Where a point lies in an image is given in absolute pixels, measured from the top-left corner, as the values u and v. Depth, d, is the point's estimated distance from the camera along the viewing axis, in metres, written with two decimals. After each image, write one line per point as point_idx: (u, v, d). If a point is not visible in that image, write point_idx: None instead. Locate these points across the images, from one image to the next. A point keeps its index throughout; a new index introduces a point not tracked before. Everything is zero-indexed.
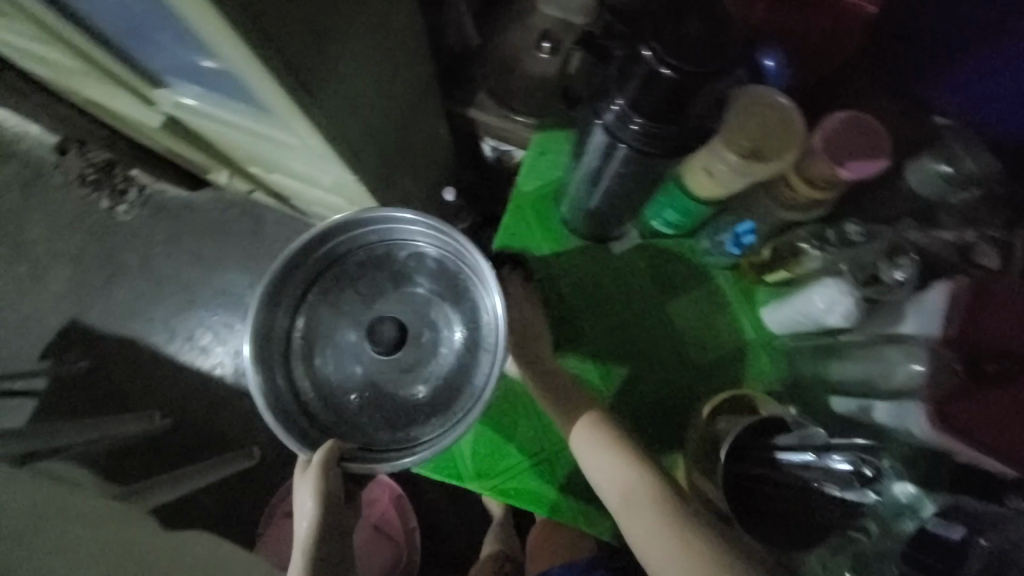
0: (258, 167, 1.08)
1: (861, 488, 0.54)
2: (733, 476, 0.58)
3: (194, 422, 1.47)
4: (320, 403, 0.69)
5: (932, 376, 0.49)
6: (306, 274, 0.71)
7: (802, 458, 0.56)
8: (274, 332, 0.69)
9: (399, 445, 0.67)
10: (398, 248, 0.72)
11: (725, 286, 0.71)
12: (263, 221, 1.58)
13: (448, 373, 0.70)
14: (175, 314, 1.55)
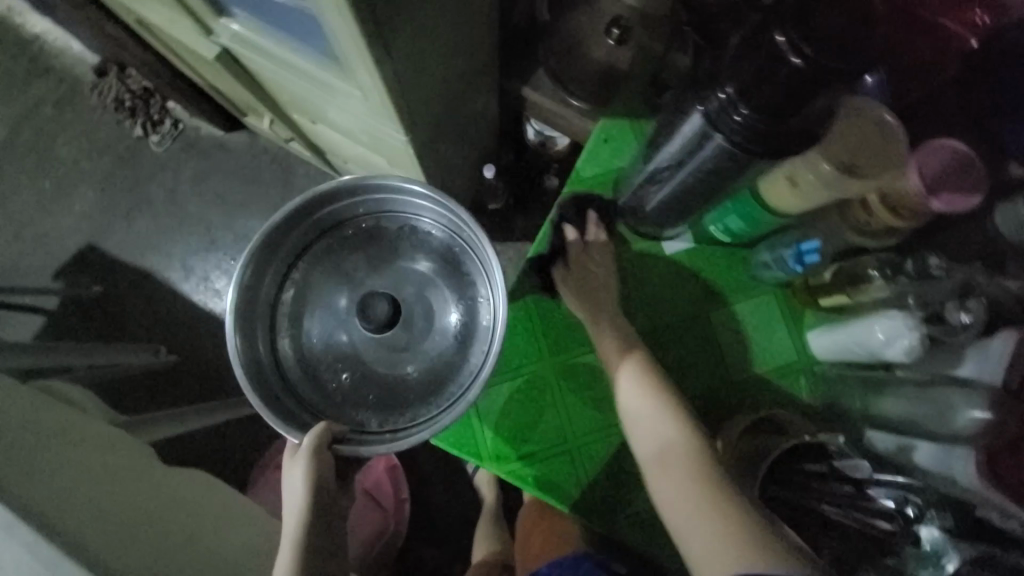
0: (303, 115, 1.06)
1: (900, 528, 0.53)
2: (771, 498, 0.57)
3: (199, 363, 1.47)
4: (304, 377, 0.71)
5: (994, 425, 0.46)
6: (296, 246, 0.74)
7: (840, 485, 0.56)
8: (260, 300, 0.72)
9: (388, 421, 0.70)
10: (393, 224, 0.75)
11: (772, 303, 0.70)
12: (294, 173, 1.56)
13: (440, 350, 0.73)
14: (193, 253, 1.54)
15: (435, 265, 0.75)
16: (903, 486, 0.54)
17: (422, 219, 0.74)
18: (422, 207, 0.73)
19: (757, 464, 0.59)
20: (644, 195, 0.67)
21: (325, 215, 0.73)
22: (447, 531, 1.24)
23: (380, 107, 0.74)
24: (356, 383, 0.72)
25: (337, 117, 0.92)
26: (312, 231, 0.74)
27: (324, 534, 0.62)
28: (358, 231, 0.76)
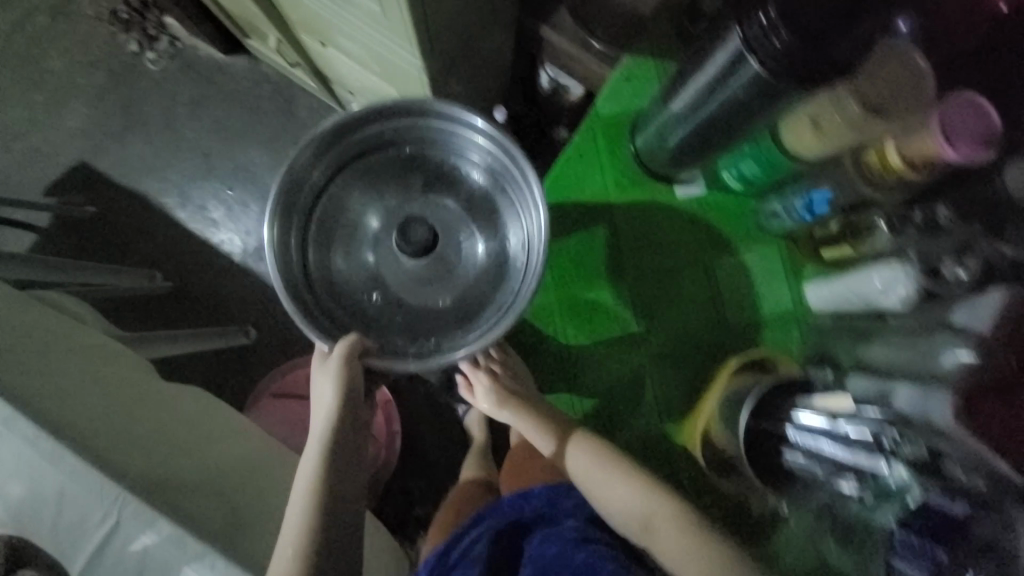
0: (312, 36, 1.03)
1: (877, 458, 0.53)
2: (754, 430, 0.63)
3: (195, 292, 1.46)
4: (331, 289, 0.74)
5: (980, 364, 0.48)
6: (338, 158, 0.75)
7: (820, 423, 0.57)
8: (297, 206, 0.74)
9: (416, 345, 0.72)
10: (435, 153, 0.76)
11: (776, 255, 0.72)
12: (295, 103, 1.51)
13: (466, 284, 0.75)
14: (189, 181, 1.51)
15: (471, 201, 0.76)
16: (881, 420, 0.53)
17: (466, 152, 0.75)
18: (470, 139, 0.74)
19: (742, 403, 0.64)
20: (665, 133, 0.67)
21: (371, 133, 0.75)
22: (435, 468, 1.29)
23: (398, 25, 0.72)
24: (386, 305, 0.74)
25: (350, 38, 0.89)
26: (357, 146, 0.75)
27: (351, 439, 0.68)
28: (399, 156, 0.77)
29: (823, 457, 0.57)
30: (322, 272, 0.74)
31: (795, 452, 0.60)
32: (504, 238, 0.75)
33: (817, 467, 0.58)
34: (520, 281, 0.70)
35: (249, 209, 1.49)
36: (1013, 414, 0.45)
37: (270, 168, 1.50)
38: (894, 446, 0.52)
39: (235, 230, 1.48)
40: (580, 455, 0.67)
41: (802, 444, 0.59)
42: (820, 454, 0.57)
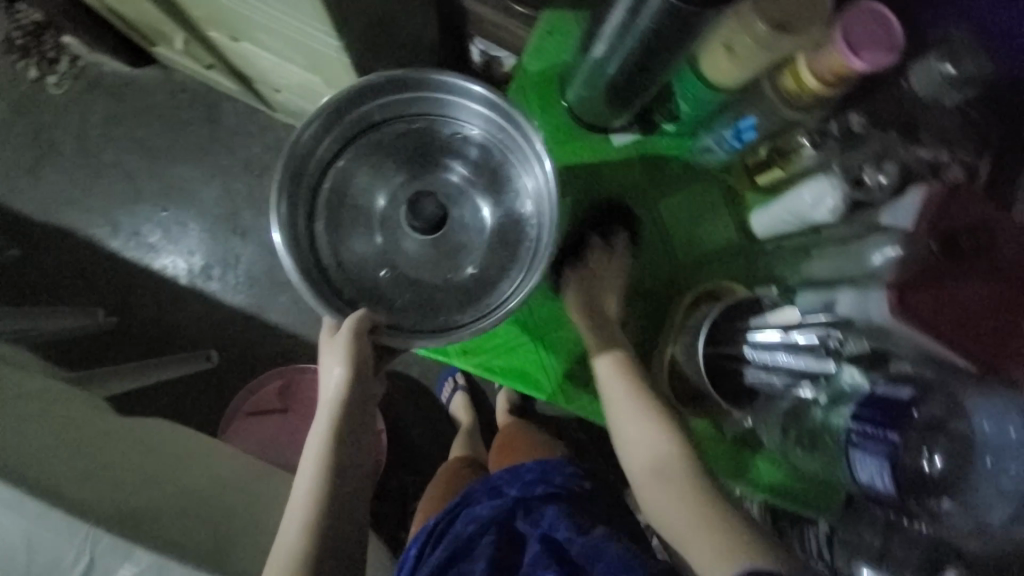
0: (224, 32, 0.97)
1: (825, 359, 0.59)
2: (712, 356, 0.69)
3: (144, 323, 1.39)
4: (338, 263, 0.74)
5: (907, 258, 0.51)
6: (343, 132, 0.74)
7: (771, 336, 0.64)
8: (305, 178, 0.73)
9: (427, 323, 0.73)
10: (438, 129, 0.76)
11: (715, 187, 0.73)
12: (219, 110, 1.43)
13: (477, 258, 0.76)
14: (118, 208, 1.42)
15: (478, 172, 0.77)
16: (826, 324, 0.59)
17: (468, 124, 0.75)
18: (475, 111, 0.74)
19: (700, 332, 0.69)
20: (593, 80, 0.67)
21: (377, 106, 0.74)
22: (426, 459, 1.29)
23: (309, 5, 0.69)
24: (397, 282, 0.75)
25: (263, 26, 0.85)
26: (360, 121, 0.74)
27: (358, 416, 0.69)
28: (405, 132, 0.77)
29: (783, 366, 0.63)
30: (330, 246, 0.74)
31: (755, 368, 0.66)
32: (509, 209, 0.76)
33: (777, 377, 0.64)
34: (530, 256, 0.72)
35: (188, 228, 1.42)
36: (938, 304, 0.49)
37: (204, 182, 1.42)
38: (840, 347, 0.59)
39: (177, 253, 1.41)
40: (618, 383, 0.65)
41: (761, 358, 0.65)
42: (777, 363, 0.64)
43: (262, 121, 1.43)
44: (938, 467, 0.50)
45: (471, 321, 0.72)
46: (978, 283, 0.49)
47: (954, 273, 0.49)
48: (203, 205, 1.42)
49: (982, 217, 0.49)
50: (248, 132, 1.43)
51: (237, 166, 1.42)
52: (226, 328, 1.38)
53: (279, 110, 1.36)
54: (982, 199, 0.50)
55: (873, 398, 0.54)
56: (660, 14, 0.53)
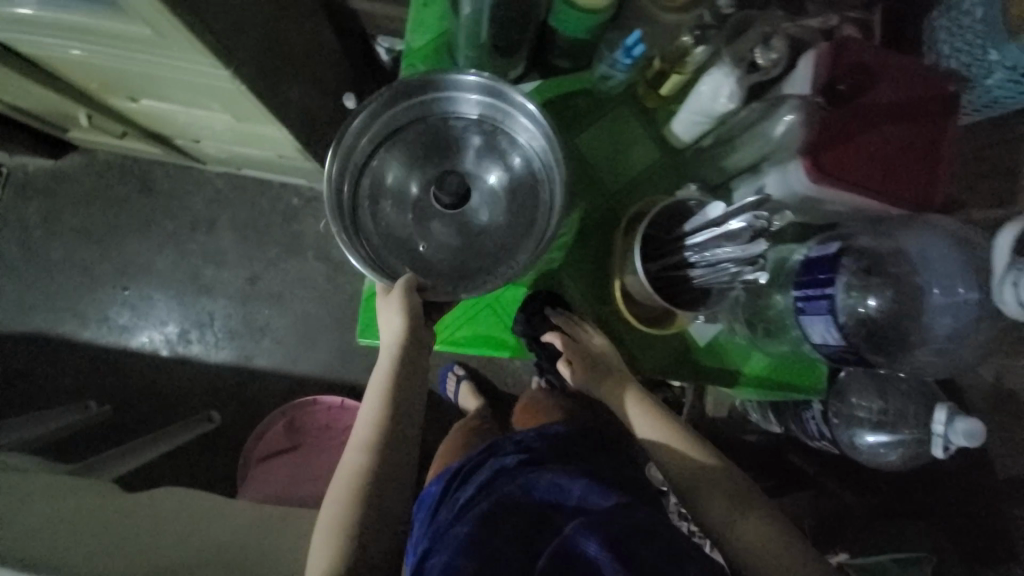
0: (124, 95, 0.97)
1: (754, 241, 0.56)
2: (655, 270, 0.65)
3: (138, 403, 1.39)
4: (378, 250, 0.68)
5: (806, 119, 0.58)
6: (381, 127, 0.69)
7: (706, 234, 0.59)
8: (349, 164, 0.68)
9: (464, 284, 0.69)
10: (462, 117, 0.70)
11: (626, 109, 0.74)
12: (153, 177, 1.42)
13: (502, 238, 0.70)
14: (81, 300, 1.41)
15: (498, 154, 0.70)
16: (751, 206, 0.55)
17: (484, 115, 0.69)
18: (490, 99, 0.68)
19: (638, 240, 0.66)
20: (474, 40, 0.65)
21: (420, 101, 0.69)
22: None
23: (185, 41, 0.69)
24: (431, 256, 0.70)
25: (157, 78, 0.85)
26: (401, 114, 0.69)
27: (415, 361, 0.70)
28: (432, 123, 0.70)
29: (723, 259, 0.58)
30: (372, 236, 0.69)
31: (696, 268, 0.62)
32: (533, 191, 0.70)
33: (722, 271, 0.59)
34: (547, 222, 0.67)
35: (155, 299, 1.42)
36: (844, 155, 0.58)
37: (158, 251, 1.42)
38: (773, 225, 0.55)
39: (151, 327, 1.41)
40: (650, 433, 0.67)
41: (701, 254, 0.61)
42: (717, 255, 0.59)
43: (197, 177, 1.43)
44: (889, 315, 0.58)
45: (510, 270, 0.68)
46: (897, 125, 0.59)
47: (872, 124, 0.58)
48: (163, 274, 1.42)
49: (861, 61, 0.59)
50: (186, 192, 1.43)
51: (185, 227, 1.42)
52: (221, 385, 1.39)
53: (210, 161, 1.36)
54: (860, 44, 0.59)
55: (805, 263, 0.56)
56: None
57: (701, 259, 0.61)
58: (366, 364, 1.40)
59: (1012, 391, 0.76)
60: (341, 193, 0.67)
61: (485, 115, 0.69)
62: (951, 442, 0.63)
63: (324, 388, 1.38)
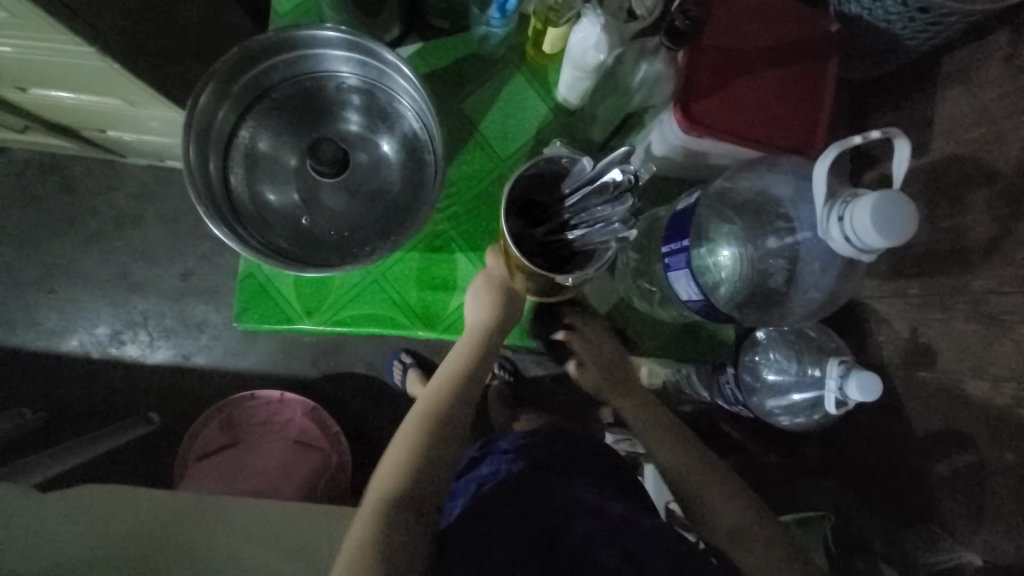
0: (8, 86, 0.90)
1: (626, 198, 0.51)
2: (537, 236, 0.59)
3: (73, 408, 1.34)
4: (264, 233, 0.59)
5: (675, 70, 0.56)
6: (243, 95, 0.58)
7: (582, 195, 0.54)
8: (214, 131, 0.57)
9: (352, 254, 0.60)
10: (339, 77, 0.60)
11: (513, 67, 0.69)
12: (73, 175, 1.36)
13: (395, 205, 0.62)
14: (6, 305, 1.35)
15: (383, 118, 0.61)
16: (620, 156, 0.50)
17: (361, 74, 0.59)
18: (364, 56, 0.58)
19: (519, 209, 0.60)
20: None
21: (287, 58, 0.58)
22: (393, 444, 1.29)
23: (34, 23, 0.63)
24: (317, 229, 0.61)
25: (29, 65, 0.79)
26: (267, 74, 0.58)
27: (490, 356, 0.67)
28: (307, 83, 0.60)
29: (600, 219, 0.53)
30: (257, 217, 0.59)
31: (574, 230, 0.56)
32: (424, 158, 0.62)
33: (601, 232, 0.54)
34: (434, 185, 0.59)
35: (83, 301, 1.36)
36: (716, 106, 0.56)
37: (84, 251, 1.36)
38: (640, 179, 0.51)
39: (82, 329, 1.36)
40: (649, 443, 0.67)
41: (578, 214, 0.55)
42: (594, 214, 0.54)
43: (120, 172, 1.37)
44: (778, 280, 0.52)
45: (395, 240, 0.60)
46: (776, 70, 0.57)
47: (743, 72, 0.57)
48: (92, 274, 1.36)
49: (732, 12, 0.58)
50: (109, 187, 1.37)
51: (110, 225, 1.36)
52: (159, 386, 1.35)
53: (132, 154, 1.30)
54: None
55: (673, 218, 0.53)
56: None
57: (578, 220, 0.55)
58: (309, 356, 1.36)
59: (925, 346, 0.74)
60: (210, 174, 0.57)
61: (366, 72, 0.59)
62: (847, 396, 0.62)
63: (266, 383, 1.34)
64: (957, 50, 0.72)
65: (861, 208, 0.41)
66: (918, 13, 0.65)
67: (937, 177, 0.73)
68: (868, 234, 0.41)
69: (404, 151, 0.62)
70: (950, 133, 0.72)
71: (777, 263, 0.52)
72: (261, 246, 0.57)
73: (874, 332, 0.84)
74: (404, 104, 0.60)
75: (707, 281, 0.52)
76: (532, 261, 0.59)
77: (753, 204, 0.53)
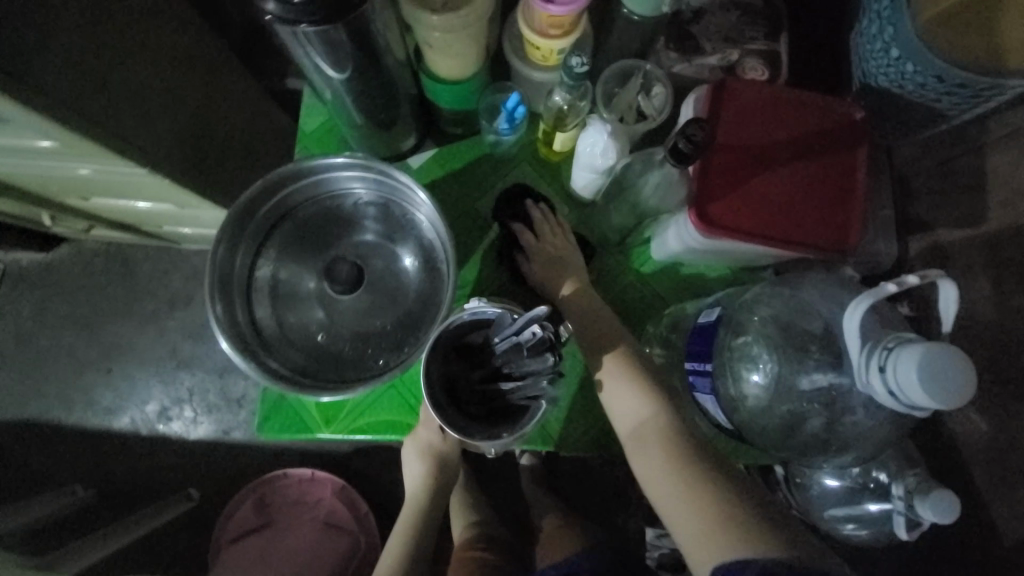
0: (74, 196, 0.99)
1: (547, 354, 0.53)
2: (475, 383, 0.57)
3: (123, 485, 1.38)
4: (284, 354, 0.60)
5: (689, 176, 0.54)
6: (263, 228, 0.61)
7: (509, 343, 0.54)
8: (235, 269, 0.60)
9: (370, 368, 0.60)
10: (349, 199, 0.63)
11: (527, 165, 0.69)
12: (133, 261, 1.45)
13: (411, 311, 0.61)
14: (68, 384, 1.44)
15: (392, 227, 0.62)
16: (539, 314, 0.51)
17: (368, 193, 0.62)
18: (368, 176, 0.60)
19: (455, 353, 0.58)
20: (350, 119, 0.64)
21: (300, 189, 0.61)
22: None
23: (90, 155, 0.68)
24: (335, 344, 0.61)
25: (90, 183, 0.86)
26: (284, 205, 0.62)
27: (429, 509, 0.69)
28: (321, 207, 0.63)
29: (529, 372, 0.54)
30: (280, 339, 0.61)
31: (507, 380, 0.55)
32: (437, 263, 0.62)
33: (531, 385, 0.54)
34: (447, 291, 0.58)
35: (135, 380, 1.42)
36: (733, 208, 0.54)
37: (138, 332, 1.43)
38: (559, 340, 0.53)
39: (133, 407, 1.41)
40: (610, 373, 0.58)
41: (509, 365, 0.55)
42: (524, 366, 0.54)
43: (175, 257, 1.46)
44: (815, 426, 0.47)
45: (410, 352, 0.59)
46: (797, 165, 0.55)
47: (763, 169, 0.55)
48: (145, 354, 1.43)
49: (748, 109, 0.56)
50: (165, 271, 1.45)
51: (164, 306, 1.44)
52: (200, 464, 1.38)
53: (185, 241, 1.39)
54: (745, 84, 0.57)
55: (698, 331, 0.54)
56: (317, 40, 0.51)
57: (511, 370, 0.55)
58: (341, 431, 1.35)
59: (1009, 442, 0.65)
60: (234, 313, 0.59)
61: (375, 189, 0.61)
62: (917, 515, 0.54)
63: (299, 460, 1.34)
64: (1009, 116, 0.67)
65: (907, 351, 0.38)
66: (956, 88, 0.61)
67: (1004, 250, 0.66)
68: (912, 389, 0.37)
69: (419, 259, 0.62)
70: (1011, 204, 0.65)
71: (812, 406, 0.47)
72: (282, 372, 0.58)
73: (944, 418, 0.75)
74: (412, 214, 0.61)
75: (733, 408, 0.51)
76: (468, 410, 0.57)
77: (790, 330, 0.49)
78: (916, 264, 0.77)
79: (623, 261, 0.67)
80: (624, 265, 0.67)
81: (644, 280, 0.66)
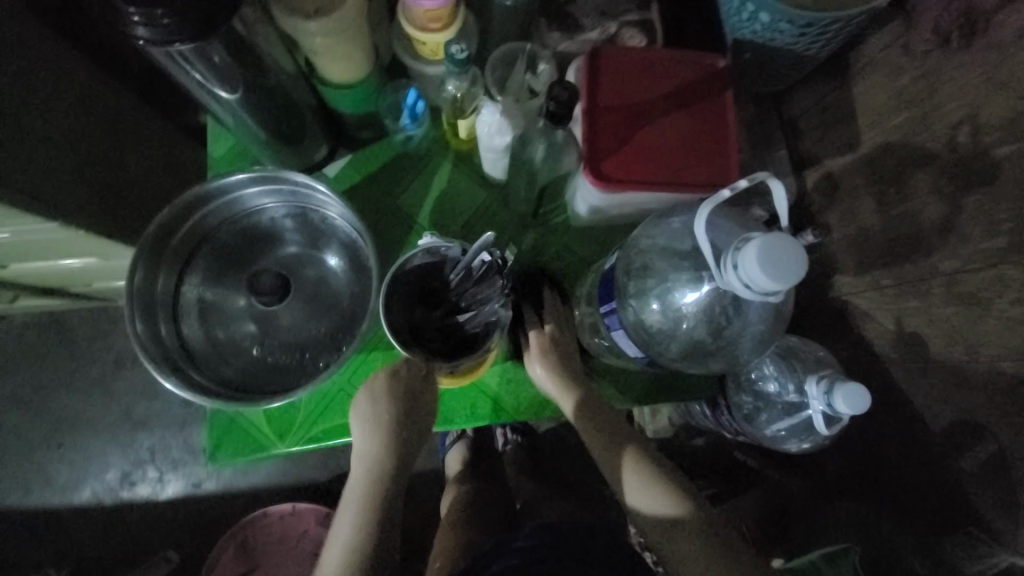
0: None
1: (498, 277, 0.56)
2: (434, 322, 0.59)
3: (96, 559, 1.31)
4: (218, 370, 0.61)
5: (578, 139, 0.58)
6: (183, 250, 0.62)
7: (463, 273, 0.57)
8: (157, 294, 0.60)
9: (309, 371, 0.61)
10: (266, 214, 0.64)
11: (439, 156, 0.72)
12: (69, 327, 1.39)
13: (343, 312, 0.63)
14: (19, 467, 1.36)
15: (314, 236, 0.64)
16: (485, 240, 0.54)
17: (283, 206, 0.64)
18: (280, 189, 0.62)
19: (415, 296, 0.60)
20: (255, 137, 0.65)
21: (214, 209, 0.62)
22: None
23: None
24: (270, 355, 0.62)
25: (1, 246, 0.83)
26: (200, 226, 0.62)
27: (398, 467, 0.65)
28: (240, 225, 0.64)
29: (484, 299, 0.57)
30: (213, 357, 0.61)
31: (464, 311, 0.58)
32: (362, 264, 0.64)
33: (486, 312, 0.57)
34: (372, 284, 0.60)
35: (91, 449, 1.36)
36: (624, 162, 0.58)
37: (86, 399, 1.37)
38: (506, 263, 0.57)
39: (93, 477, 1.35)
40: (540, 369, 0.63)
41: (465, 297, 0.58)
42: (477, 294, 0.57)
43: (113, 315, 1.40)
44: (707, 336, 0.53)
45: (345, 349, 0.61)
46: (675, 116, 0.60)
47: (645, 123, 0.59)
48: (96, 420, 1.36)
49: (623, 72, 0.61)
50: (104, 331, 1.39)
51: (110, 367, 1.38)
52: (174, 521, 1.32)
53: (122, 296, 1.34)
54: (619, 49, 0.61)
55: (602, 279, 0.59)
56: (199, 59, 0.52)
57: (466, 301, 0.58)
58: (318, 459, 1.33)
59: (913, 336, 0.71)
60: (161, 337, 0.59)
61: (291, 200, 0.63)
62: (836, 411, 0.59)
63: (278, 497, 1.31)
64: (860, 49, 0.75)
65: (748, 252, 0.42)
66: (806, 27, 0.68)
67: (878, 166, 0.72)
68: (757, 277, 0.42)
69: (343, 260, 0.64)
70: (877, 124, 0.72)
71: (701, 321, 0.52)
72: (215, 387, 0.59)
73: (860, 328, 0.81)
74: (330, 220, 0.63)
75: (645, 340, 0.56)
76: (430, 347, 0.59)
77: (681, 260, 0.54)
78: (815, 194, 0.84)
79: (543, 232, 0.70)
80: (544, 236, 0.70)
81: (565, 246, 0.70)
